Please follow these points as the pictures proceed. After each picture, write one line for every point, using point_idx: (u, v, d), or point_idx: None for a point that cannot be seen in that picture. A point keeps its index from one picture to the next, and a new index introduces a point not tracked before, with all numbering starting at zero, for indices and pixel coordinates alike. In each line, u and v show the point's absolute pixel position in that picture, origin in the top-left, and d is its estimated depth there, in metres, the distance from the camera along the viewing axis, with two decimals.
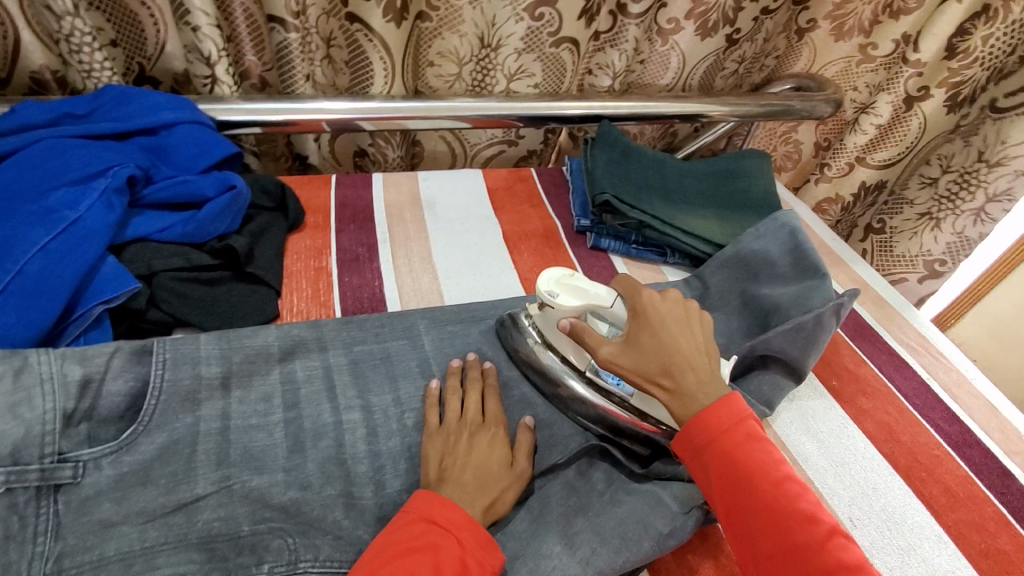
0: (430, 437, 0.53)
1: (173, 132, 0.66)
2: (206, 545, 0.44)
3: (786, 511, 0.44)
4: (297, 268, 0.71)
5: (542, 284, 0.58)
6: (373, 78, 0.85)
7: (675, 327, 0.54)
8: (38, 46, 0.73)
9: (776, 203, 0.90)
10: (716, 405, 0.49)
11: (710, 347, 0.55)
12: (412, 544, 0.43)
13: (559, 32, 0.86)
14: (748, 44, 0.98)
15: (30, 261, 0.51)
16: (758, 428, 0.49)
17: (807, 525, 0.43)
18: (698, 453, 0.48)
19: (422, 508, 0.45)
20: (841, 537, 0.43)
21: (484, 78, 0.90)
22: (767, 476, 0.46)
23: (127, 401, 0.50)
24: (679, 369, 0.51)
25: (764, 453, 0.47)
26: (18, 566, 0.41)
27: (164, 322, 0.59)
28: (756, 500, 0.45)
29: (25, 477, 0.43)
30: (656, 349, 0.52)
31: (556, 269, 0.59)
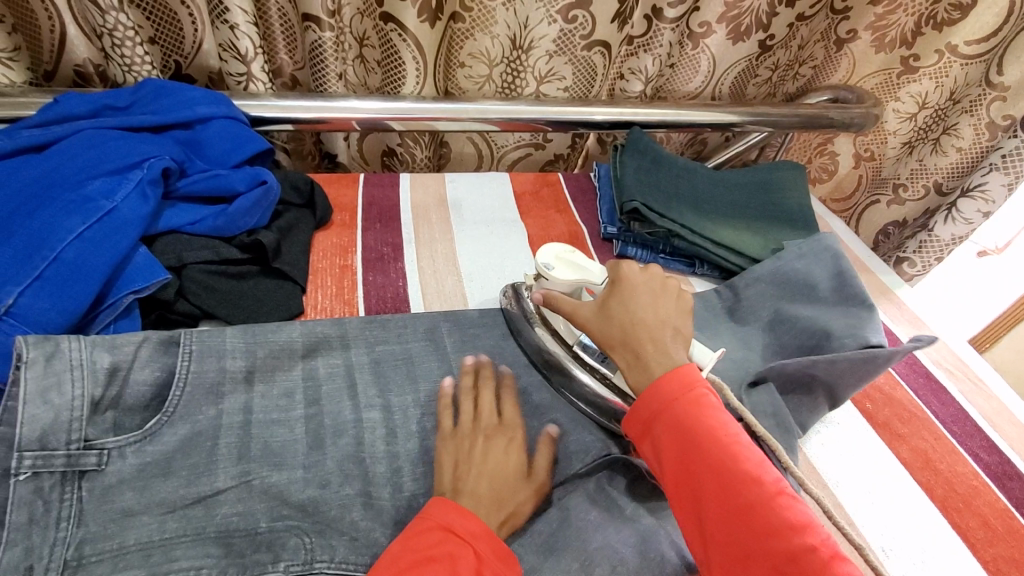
0: (443, 443, 0.52)
1: (208, 126, 0.67)
2: (223, 540, 0.44)
3: (736, 474, 0.43)
4: (323, 265, 0.71)
5: (542, 257, 0.64)
6: (405, 78, 0.85)
7: (645, 299, 0.54)
8: (82, 39, 0.75)
9: (811, 216, 0.88)
10: (667, 376, 0.48)
11: (682, 321, 0.54)
12: (431, 554, 0.42)
13: (593, 35, 0.85)
14: (782, 51, 0.95)
15: (66, 249, 0.52)
16: (707, 394, 0.47)
17: (755, 486, 0.42)
18: (650, 422, 0.47)
19: (440, 515, 0.45)
20: (787, 495, 0.42)
21: (514, 80, 0.90)
22: (716, 442, 0.44)
23: (152, 391, 0.50)
24: (639, 338, 0.51)
25: (713, 418, 0.45)
26: (41, 550, 0.42)
27: (191, 314, 0.59)
28: (705, 467, 0.43)
29: (51, 462, 0.44)
30: (622, 317, 0.53)
31: (555, 245, 0.65)
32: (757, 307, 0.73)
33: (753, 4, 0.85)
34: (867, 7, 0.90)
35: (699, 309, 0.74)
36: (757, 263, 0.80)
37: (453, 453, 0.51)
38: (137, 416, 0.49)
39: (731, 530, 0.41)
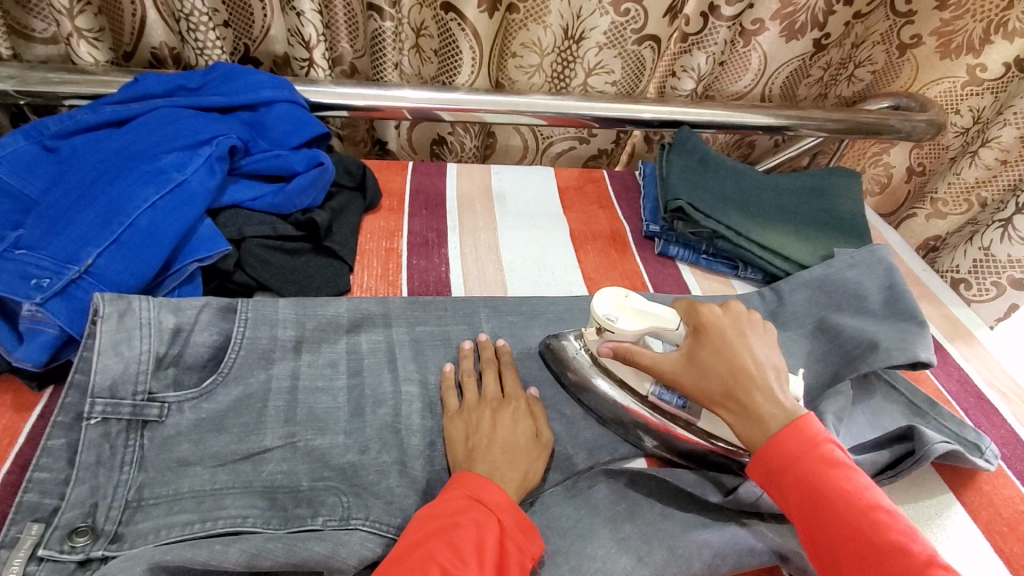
0: (450, 419, 0.54)
1: (271, 109, 0.71)
2: (268, 494, 0.47)
3: (874, 540, 0.43)
4: (370, 247, 0.74)
5: (599, 309, 0.55)
6: (460, 68, 0.87)
7: (739, 342, 0.53)
8: (160, 24, 0.80)
9: (864, 225, 0.85)
10: (788, 429, 0.48)
11: (778, 356, 0.54)
12: (455, 517, 0.44)
13: (644, 29, 0.85)
14: (837, 50, 0.93)
15: (140, 216, 0.56)
16: (833, 449, 0.48)
17: (897, 552, 0.42)
18: (778, 481, 0.48)
19: (468, 486, 0.46)
20: (935, 562, 0.42)
21: (564, 71, 0.90)
22: (850, 506, 0.45)
23: (210, 352, 0.54)
24: (746, 390, 0.50)
25: (844, 478, 0.46)
26: (106, 489, 0.45)
27: (247, 285, 0.63)
28: (840, 530, 0.44)
29: (119, 409, 0.48)
30: (722, 368, 0.51)
31: (609, 289, 0.56)
32: (802, 313, 0.72)
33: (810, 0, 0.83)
34: (934, 11, 0.87)
35: None
36: (802, 268, 0.79)
37: (460, 433, 0.52)
38: (195, 373, 0.53)
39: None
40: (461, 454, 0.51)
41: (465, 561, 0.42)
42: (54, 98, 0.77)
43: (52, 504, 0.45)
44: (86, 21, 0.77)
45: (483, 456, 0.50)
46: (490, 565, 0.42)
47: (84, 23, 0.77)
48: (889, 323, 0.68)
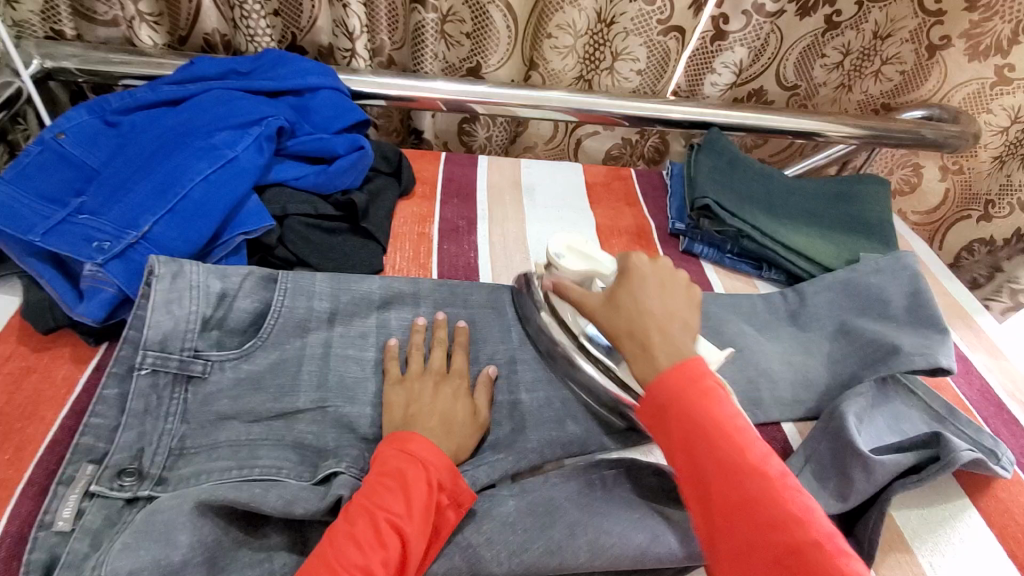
0: (390, 387, 0.55)
1: (316, 95, 0.74)
2: (300, 450, 0.51)
3: (740, 466, 0.42)
4: (402, 231, 0.77)
5: (552, 245, 0.64)
6: (491, 54, 0.89)
7: (655, 291, 0.53)
8: (214, 12, 0.84)
9: (891, 231, 0.85)
10: (675, 367, 0.47)
11: (693, 318, 0.53)
12: (381, 469, 0.46)
13: (670, 20, 0.87)
14: (853, 32, 0.90)
15: (194, 187, 0.60)
16: (718, 387, 0.46)
17: (763, 484, 0.41)
18: (659, 417, 0.46)
19: (395, 441, 0.48)
20: (797, 492, 0.41)
21: (596, 51, 0.91)
22: (723, 436, 0.43)
23: (251, 318, 0.57)
24: (645, 330, 0.50)
25: (723, 410, 0.44)
26: (151, 436, 0.49)
27: (288, 260, 0.66)
28: (711, 461, 0.43)
29: (167, 363, 0.51)
30: (631, 310, 0.52)
31: (566, 235, 0.65)
32: (823, 315, 0.73)
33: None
34: (964, 12, 0.86)
35: (761, 312, 0.75)
36: (828, 271, 0.79)
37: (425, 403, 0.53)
38: (236, 337, 0.56)
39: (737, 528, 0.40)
40: (398, 419, 0.52)
41: (394, 509, 0.44)
42: (111, 77, 0.82)
43: (105, 448, 0.48)
44: (149, 5, 0.82)
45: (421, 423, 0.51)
46: (419, 507, 0.44)
47: (146, 7, 0.81)
48: (910, 328, 0.68)
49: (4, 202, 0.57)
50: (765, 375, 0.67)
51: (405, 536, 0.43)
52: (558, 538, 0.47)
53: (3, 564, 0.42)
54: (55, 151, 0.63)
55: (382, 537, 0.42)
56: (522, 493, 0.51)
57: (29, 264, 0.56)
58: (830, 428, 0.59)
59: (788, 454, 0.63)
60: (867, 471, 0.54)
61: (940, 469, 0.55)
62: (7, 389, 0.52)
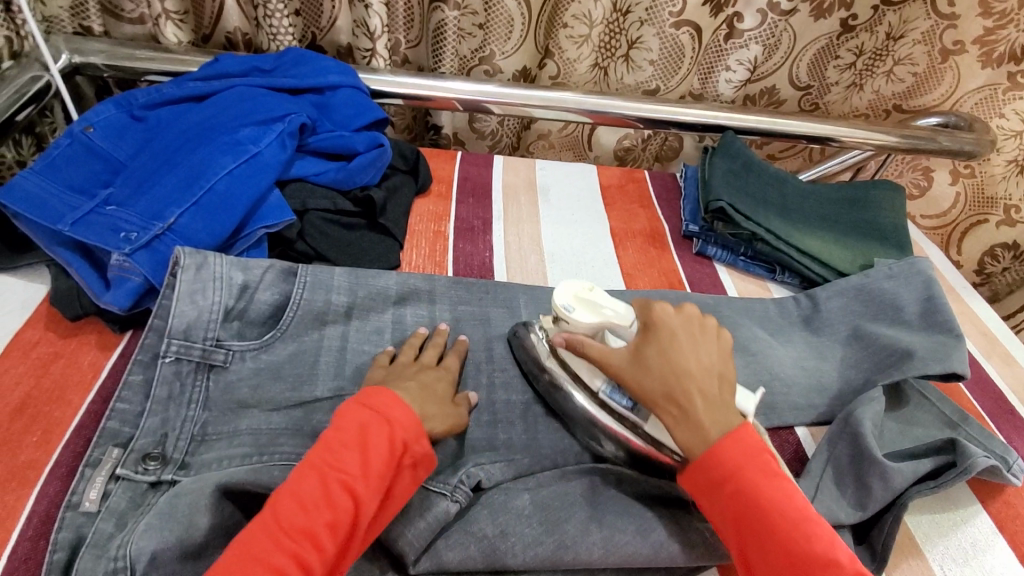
0: (376, 369, 0.55)
1: (337, 93, 0.75)
2: (318, 439, 0.51)
3: (799, 549, 0.43)
4: (419, 229, 0.78)
5: (558, 297, 0.56)
6: (509, 34, 0.89)
7: (687, 345, 0.52)
8: (237, 11, 0.86)
9: (906, 237, 0.85)
10: (726, 439, 0.48)
11: (727, 368, 0.53)
12: (341, 424, 0.46)
13: (682, 13, 0.87)
14: (867, 35, 0.92)
15: (219, 181, 0.61)
16: (771, 461, 0.48)
17: (826, 567, 0.43)
18: (712, 491, 0.47)
19: (367, 401, 0.47)
20: (854, 571, 0.43)
21: (611, 42, 0.92)
22: (781, 515, 0.45)
23: (271, 310, 0.58)
24: (686, 393, 0.50)
25: (781, 489, 0.46)
26: (174, 422, 0.50)
27: (307, 254, 0.67)
28: (769, 544, 0.44)
29: (190, 351, 0.52)
30: (664, 370, 0.50)
31: (573, 282, 0.57)
32: (836, 320, 0.73)
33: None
34: (978, 17, 0.86)
35: (774, 315, 0.75)
36: (842, 276, 0.79)
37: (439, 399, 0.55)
38: (256, 328, 0.57)
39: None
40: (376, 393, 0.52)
41: (349, 470, 0.43)
42: (135, 73, 0.84)
43: (130, 433, 0.49)
44: (175, 4, 0.83)
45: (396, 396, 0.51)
46: (376, 472, 0.44)
47: (172, 6, 0.83)
48: (925, 333, 0.68)
49: (35, 192, 0.59)
50: (777, 379, 0.67)
51: (358, 495, 0.43)
52: (572, 533, 0.48)
53: (31, 543, 0.43)
54: (84, 144, 0.64)
55: (332, 498, 0.42)
56: (536, 488, 0.52)
57: (58, 252, 0.57)
58: (846, 435, 0.59)
59: (800, 458, 0.63)
60: (883, 478, 0.55)
61: (958, 476, 0.55)
62: (35, 374, 0.53)
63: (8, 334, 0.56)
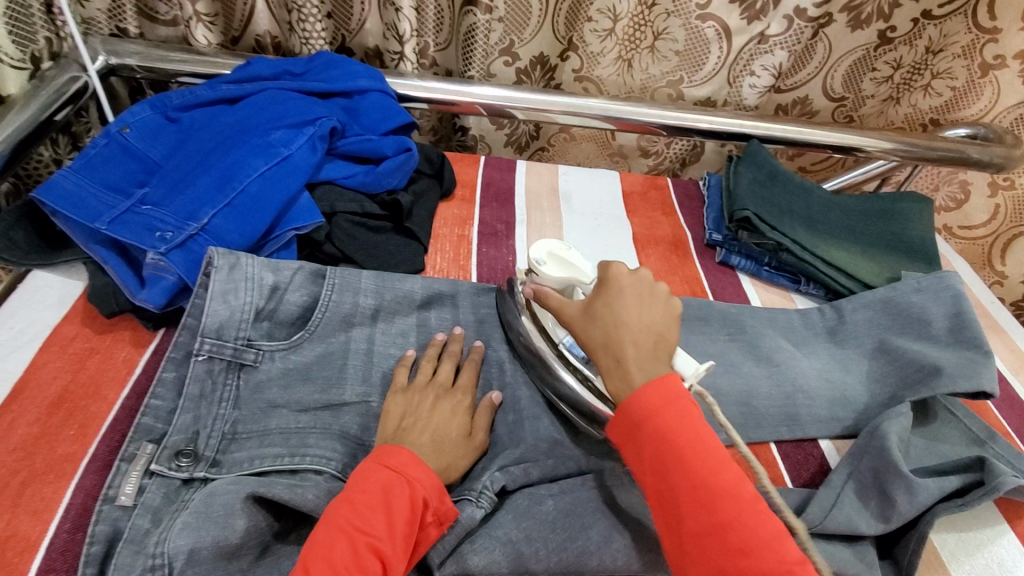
0: (394, 395, 0.54)
1: (365, 97, 0.76)
2: (345, 440, 0.52)
3: (713, 486, 0.43)
4: (443, 232, 0.78)
5: (534, 251, 0.62)
6: (529, 22, 0.89)
7: (633, 301, 0.53)
8: (268, 15, 0.87)
9: (934, 250, 0.84)
10: (649, 385, 0.46)
11: (672, 328, 0.53)
12: (362, 484, 0.45)
13: (708, 5, 0.86)
14: (905, 48, 0.91)
15: (251, 183, 0.62)
16: (694, 405, 0.46)
17: (732, 503, 0.42)
18: (634, 432, 0.46)
19: (384, 457, 0.47)
20: (762, 509, 0.42)
21: (635, 34, 0.91)
22: (700, 458, 0.44)
23: (300, 311, 0.59)
24: (620, 342, 0.50)
25: (698, 430, 0.45)
26: (206, 420, 0.51)
27: (334, 257, 0.68)
28: (685, 485, 0.43)
29: (222, 350, 0.53)
30: (607, 321, 0.52)
31: (548, 241, 0.63)
32: (862, 333, 0.72)
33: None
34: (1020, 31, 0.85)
35: (798, 326, 0.74)
36: (868, 288, 0.78)
37: (465, 405, 0.55)
38: (285, 329, 0.58)
39: (708, 546, 0.41)
40: (391, 428, 0.51)
41: (375, 531, 0.43)
42: (167, 74, 0.85)
43: (163, 429, 0.50)
44: (205, 6, 0.84)
45: (412, 438, 0.50)
46: (401, 531, 0.44)
47: (204, 8, 0.84)
48: (954, 349, 0.67)
49: (73, 191, 0.60)
50: (801, 391, 0.66)
51: (384, 558, 0.42)
52: (597, 542, 0.48)
53: (68, 536, 0.44)
54: (120, 144, 0.66)
55: (361, 561, 0.42)
56: (561, 495, 0.52)
57: (95, 250, 0.59)
58: (872, 447, 0.58)
59: (824, 471, 0.63)
60: (909, 489, 0.54)
61: (983, 495, 0.54)
62: (71, 369, 0.54)
63: (46, 329, 0.57)
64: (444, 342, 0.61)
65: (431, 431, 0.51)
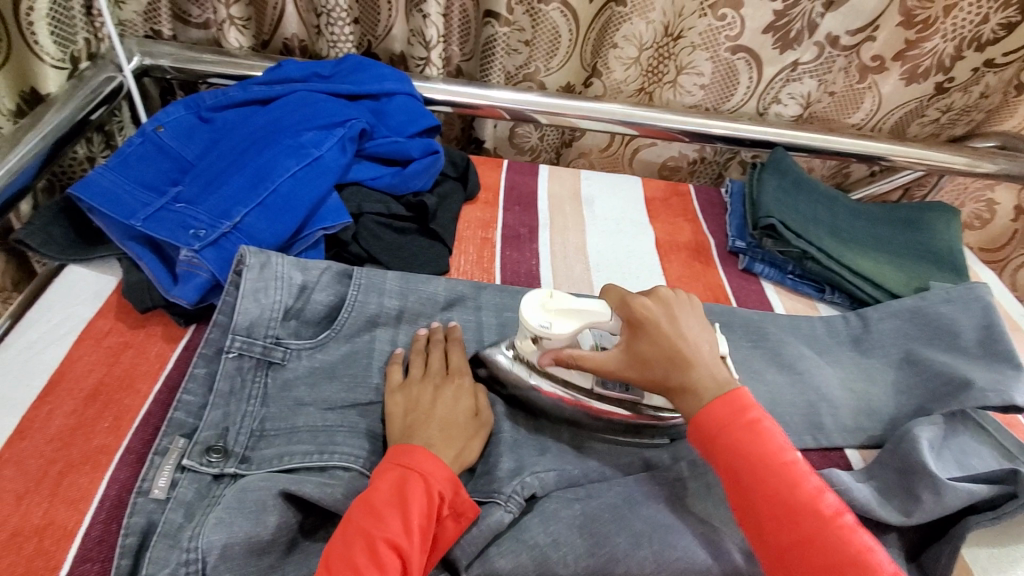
0: (394, 391, 0.54)
1: (392, 100, 0.77)
2: (372, 439, 0.53)
3: (792, 500, 0.45)
4: (467, 235, 0.79)
5: (529, 318, 0.53)
6: (559, 47, 0.89)
7: (672, 325, 0.54)
8: (296, 18, 0.89)
9: (963, 262, 0.83)
10: (716, 400, 0.50)
11: (705, 334, 0.55)
12: (378, 485, 0.46)
13: (739, 38, 0.86)
14: (959, 95, 0.91)
15: (282, 183, 0.63)
16: (763, 420, 0.49)
17: (809, 514, 0.44)
18: (711, 445, 0.49)
19: (399, 456, 0.47)
20: (843, 519, 0.44)
21: (658, 65, 0.91)
22: (770, 469, 0.46)
23: (326, 310, 0.59)
24: (684, 372, 0.51)
25: (768, 443, 0.47)
26: (235, 417, 0.51)
27: (360, 257, 0.69)
28: (767, 499, 0.45)
29: (252, 347, 0.54)
30: (660, 358, 0.52)
31: (531, 294, 0.55)
32: (888, 343, 0.71)
33: (937, 45, 0.84)
34: None
35: (822, 334, 0.73)
36: (894, 297, 0.77)
37: (468, 387, 0.55)
38: (312, 328, 0.58)
39: (793, 559, 0.44)
40: (397, 431, 0.51)
41: (394, 530, 0.43)
42: (195, 75, 0.87)
43: (194, 424, 0.51)
44: (239, 10, 0.86)
45: (421, 432, 0.50)
46: (419, 529, 0.44)
47: (237, 12, 0.86)
48: (983, 363, 0.66)
49: (109, 188, 0.62)
50: (826, 401, 0.65)
51: (402, 553, 0.42)
52: (625, 547, 0.47)
53: (104, 526, 0.45)
54: (154, 143, 0.67)
55: (380, 560, 0.42)
56: (586, 498, 0.52)
57: (130, 246, 0.60)
58: (897, 453, 0.58)
59: None
60: (937, 492, 0.53)
61: (1018, 507, 0.53)
62: (105, 362, 0.55)
63: (81, 323, 0.58)
64: (427, 335, 0.60)
65: (437, 420, 0.51)
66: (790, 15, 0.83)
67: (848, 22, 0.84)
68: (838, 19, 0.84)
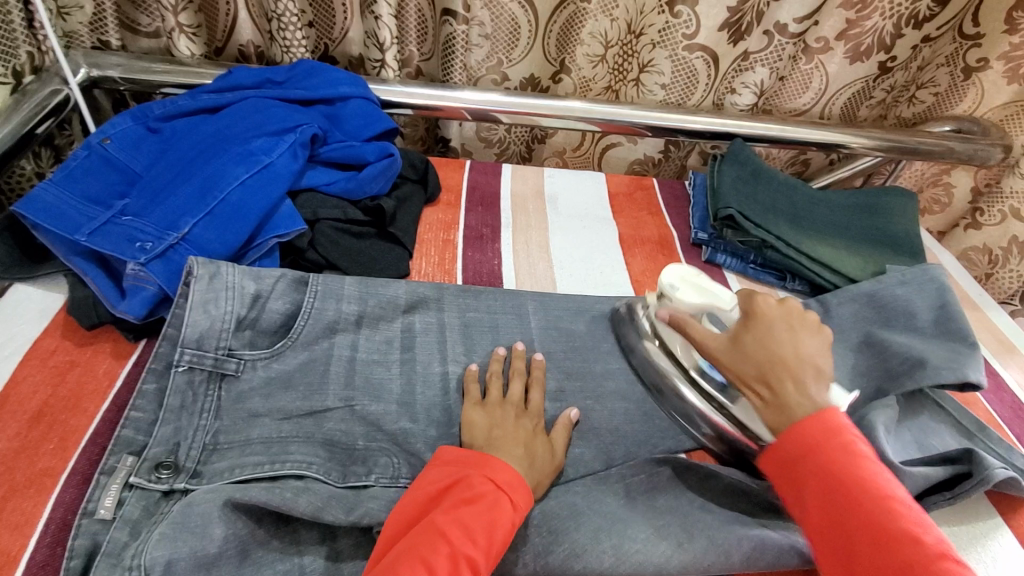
0: (472, 408, 0.55)
1: (347, 104, 0.76)
2: (329, 446, 0.52)
3: (889, 527, 0.42)
4: (429, 238, 0.78)
5: (666, 276, 0.64)
6: (518, 41, 0.89)
7: (783, 333, 0.54)
8: (250, 23, 0.87)
9: (919, 245, 0.84)
10: (810, 418, 0.48)
11: (827, 359, 0.54)
12: (467, 493, 0.45)
13: (696, 36, 0.86)
14: (901, 73, 0.93)
15: (232, 191, 0.62)
16: (857, 442, 0.47)
17: (913, 544, 0.41)
18: (793, 466, 0.47)
19: (494, 470, 0.47)
20: (946, 555, 0.41)
21: (624, 62, 0.92)
22: (868, 493, 0.44)
23: (283, 319, 0.58)
24: (778, 376, 0.51)
25: (866, 468, 0.45)
26: (186, 431, 0.50)
27: (318, 263, 0.68)
28: (861, 523, 0.43)
29: (203, 360, 0.53)
30: (759, 354, 0.53)
31: (679, 266, 0.65)
32: (848, 327, 0.71)
33: (876, 23, 0.85)
34: (1004, 35, 0.85)
35: None
36: (854, 283, 0.78)
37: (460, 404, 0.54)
38: (268, 338, 0.57)
39: None
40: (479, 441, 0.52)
41: (472, 540, 0.42)
42: (150, 85, 0.85)
43: (144, 441, 0.50)
44: (188, 18, 0.85)
45: None
46: (496, 546, 0.43)
47: (186, 20, 0.84)
48: (939, 342, 0.67)
49: (53, 203, 0.60)
50: None
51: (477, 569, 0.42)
52: (583, 542, 0.47)
53: (49, 550, 0.44)
54: (101, 155, 0.66)
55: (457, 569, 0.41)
56: (546, 497, 0.51)
57: (75, 262, 0.58)
58: None
59: None
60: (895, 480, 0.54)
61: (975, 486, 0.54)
62: (51, 382, 0.54)
63: (27, 343, 0.57)
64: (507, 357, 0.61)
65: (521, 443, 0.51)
66: (743, 10, 0.83)
67: (792, 10, 0.84)
68: (786, 8, 0.84)
